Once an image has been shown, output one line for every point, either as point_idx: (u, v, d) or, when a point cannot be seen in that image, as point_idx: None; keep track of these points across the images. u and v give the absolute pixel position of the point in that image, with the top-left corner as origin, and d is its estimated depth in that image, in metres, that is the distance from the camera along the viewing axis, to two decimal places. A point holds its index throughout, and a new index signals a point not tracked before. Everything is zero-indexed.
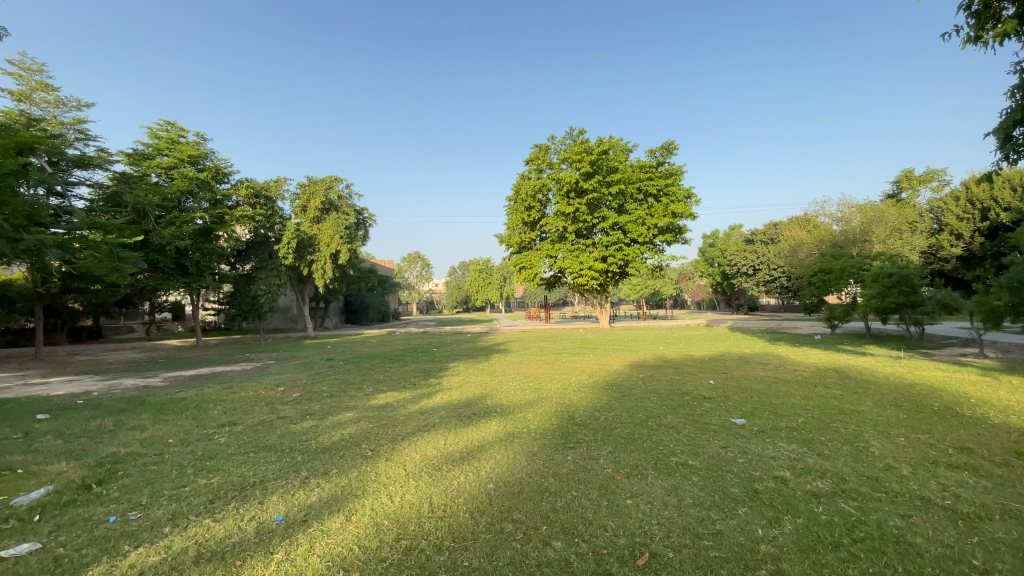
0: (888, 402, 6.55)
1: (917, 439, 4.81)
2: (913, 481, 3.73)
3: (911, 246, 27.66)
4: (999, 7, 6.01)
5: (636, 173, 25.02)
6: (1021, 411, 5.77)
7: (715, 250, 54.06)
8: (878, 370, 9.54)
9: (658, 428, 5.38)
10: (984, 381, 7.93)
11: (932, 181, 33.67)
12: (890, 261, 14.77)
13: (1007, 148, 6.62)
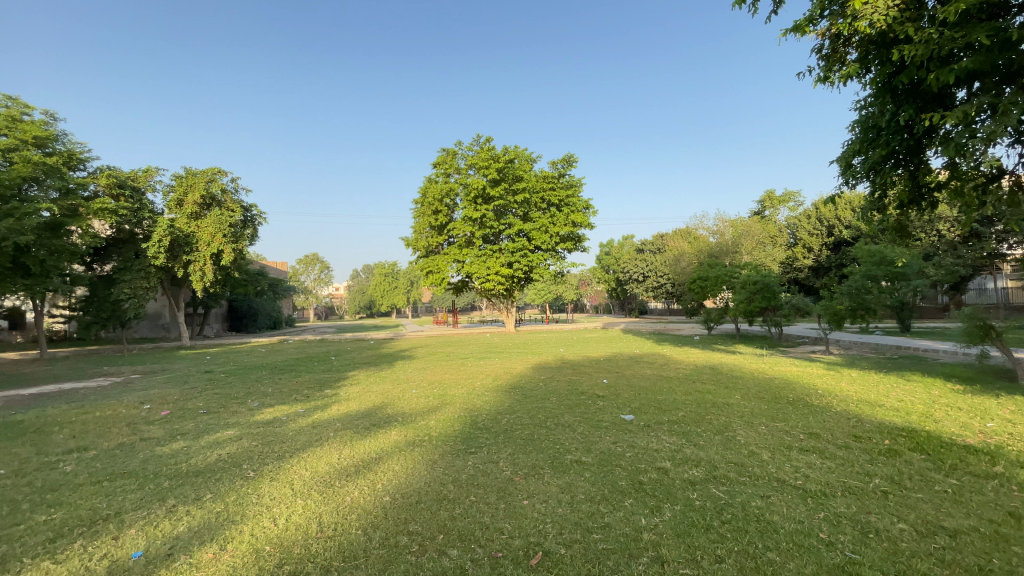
0: (752, 395, 7.41)
1: (775, 427, 5.48)
2: (772, 465, 4.23)
3: (772, 258, 31.67)
4: (843, 52, 7.09)
5: (540, 182, 25.93)
6: (855, 399, 6.84)
7: (612, 258, 57.49)
8: (746, 367, 10.74)
9: (555, 427, 5.57)
10: (828, 374, 9.27)
11: (789, 202, 38.84)
12: (755, 270, 16.77)
13: (846, 174, 7.84)
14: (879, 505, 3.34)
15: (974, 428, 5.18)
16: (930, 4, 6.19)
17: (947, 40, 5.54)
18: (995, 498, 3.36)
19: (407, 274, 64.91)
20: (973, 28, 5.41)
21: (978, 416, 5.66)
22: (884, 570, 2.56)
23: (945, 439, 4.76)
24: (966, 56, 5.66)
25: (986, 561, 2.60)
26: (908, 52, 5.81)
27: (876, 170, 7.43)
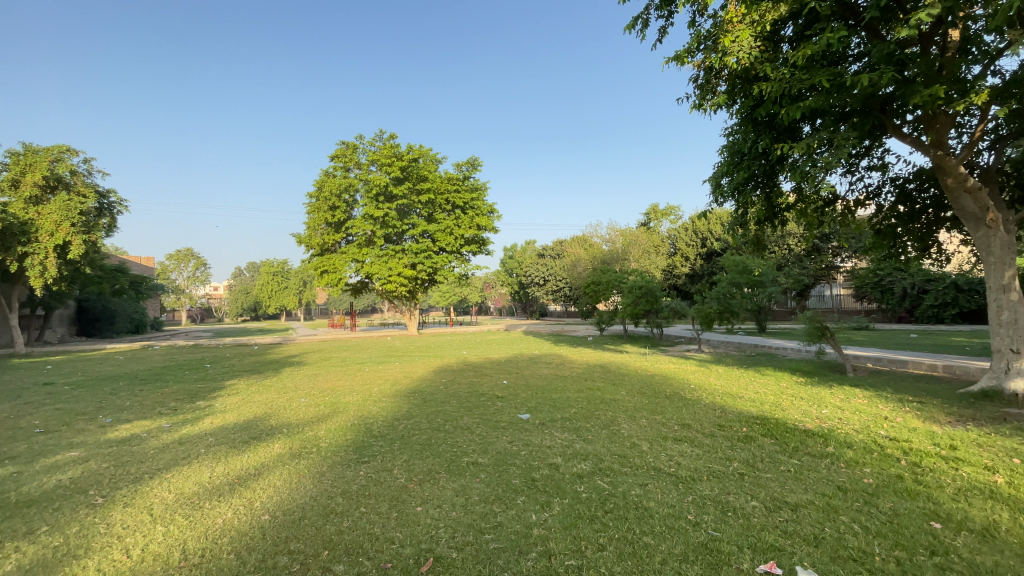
0: (637, 391, 8.03)
1: (654, 420, 6.00)
2: (651, 455, 4.60)
3: (656, 265, 34.61)
4: (714, 83, 7.96)
5: (445, 183, 25.73)
6: (721, 392, 7.71)
7: (515, 262, 58.91)
8: (633, 365, 11.58)
9: (453, 430, 5.55)
10: (700, 370, 10.36)
11: (670, 215, 42.70)
12: (641, 276, 18.21)
13: (717, 191, 8.80)
14: (737, 487, 3.78)
15: (811, 414, 6.10)
16: (782, 49, 7.18)
17: (796, 81, 6.47)
18: (826, 474, 3.98)
19: (300, 274, 60.73)
20: (815, 72, 6.37)
21: (814, 404, 6.66)
22: (740, 544, 2.90)
23: (789, 425, 5.54)
24: (810, 97, 6.66)
25: (818, 528, 3.06)
26: (766, 88, 6.68)
27: (740, 190, 8.45)
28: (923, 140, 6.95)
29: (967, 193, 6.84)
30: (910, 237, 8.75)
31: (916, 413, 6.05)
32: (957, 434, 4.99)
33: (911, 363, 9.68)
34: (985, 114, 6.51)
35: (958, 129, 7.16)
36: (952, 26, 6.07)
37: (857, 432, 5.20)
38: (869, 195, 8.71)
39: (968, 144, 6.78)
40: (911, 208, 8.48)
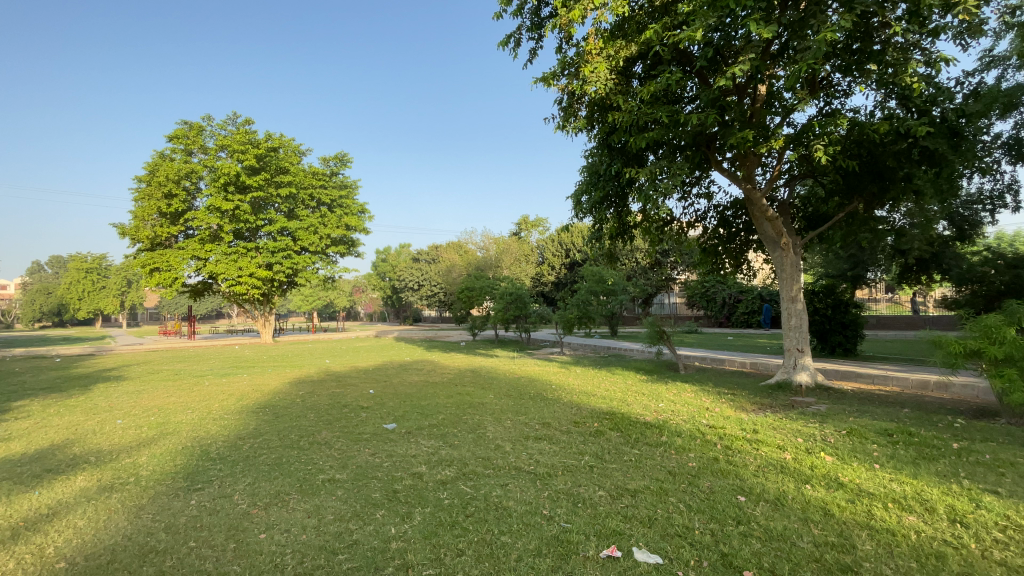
0: (503, 393, 8.31)
1: (517, 421, 6.26)
2: (512, 456, 4.79)
3: (526, 273, 36.21)
4: (576, 107, 8.65)
5: (309, 178, 23.94)
6: (578, 392, 8.33)
7: (387, 265, 56.98)
8: (501, 369, 11.94)
9: (308, 446, 5.15)
10: (562, 372, 11.07)
11: (539, 227, 45.02)
12: (511, 283, 18.93)
13: (577, 207, 9.59)
14: (587, 479, 4.10)
15: (651, 408, 6.90)
16: (633, 83, 8.08)
17: (643, 113, 7.33)
18: (660, 461, 4.52)
19: (124, 272, 51.35)
20: (657, 108, 7.28)
21: (654, 399, 7.54)
22: (587, 532, 3.15)
23: (633, 418, 6.20)
24: (653, 129, 7.59)
25: (652, 510, 3.46)
26: (619, 117, 7.46)
27: (597, 207, 9.30)
28: (738, 174, 8.34)
29: (767, 221, 8.36)
30: (728, 255, 10.41)
31: (730, 403, 7.19)
32: (757, 420, 6.06)
33: (727, 361, 11.51)
34: (780, 157, 8.04)
35: (762, 168, 8.73)
36: (758, 82, 7.40)
37: (686, 422, 6.01)
38: (698, 218, 10.18)
39: (768, 180, 8.31)
40: (729, 231, 10.11)
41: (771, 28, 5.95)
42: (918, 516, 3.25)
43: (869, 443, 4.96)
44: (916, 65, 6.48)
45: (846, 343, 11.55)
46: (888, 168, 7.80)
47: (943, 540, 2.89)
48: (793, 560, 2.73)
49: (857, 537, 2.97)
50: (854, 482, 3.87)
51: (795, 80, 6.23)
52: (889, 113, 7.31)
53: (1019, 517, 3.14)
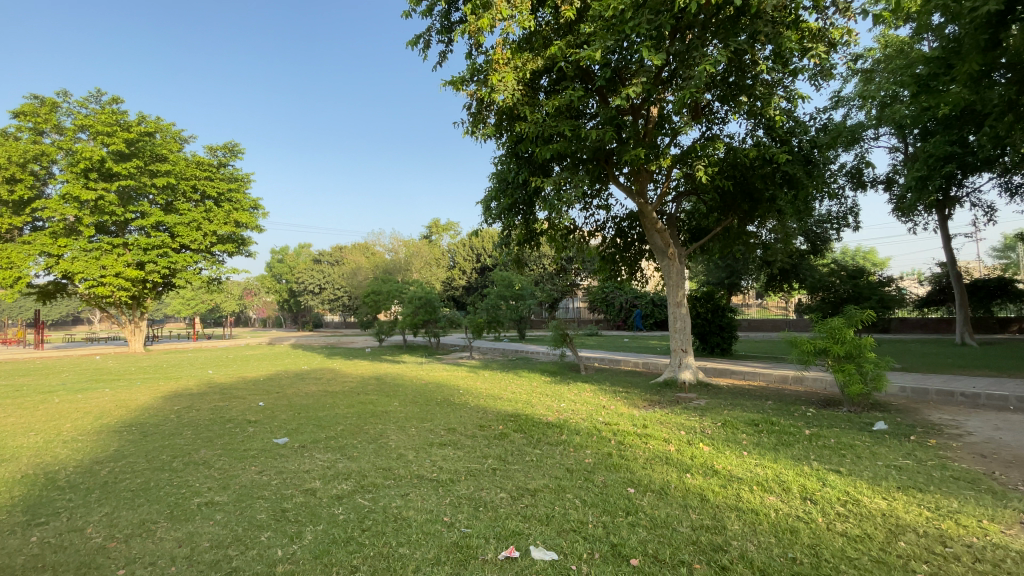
0: (408, 400, 8.11)
1: (421, 428, 6.14)
2: (414, 464, 4.69)
3: (437, 278, 35.63)
4: (484, 114, 8.75)
5: (192, 168, 21.58)
6: (485, 396, 8.38)
7: (284, 267, 53.03)
8: (407, 375, 11.66)
9: (183, 468, 4.62)
10: (469, 376, 11.06)
11: (449, 230, 44.73)
12: (420, 287, 18.58)
13: (486, 213, 9.75)
14: (490, 482, 4.14)
15: (553, 408, 7.16)
16: (539, 96, 8.35)
17: (548, 125, 7.63)
18: (559, 459, 4.70)
19: None
20: (561, 122, 7.62)
21: (557, 399, 7.84)
22: (487, 535, 3.18)
23: (536, 419, 6.39)
24: (557, 141, 7.92)
25: (550, 508, 3.57)
26: (525, 127, 7.69)
27: (505, 213, 9.51)
28: (633, 188, 8.98)
29: (657, 232, 9.11)
30: (625, 263, 11.15)
31: (625, 400, 7.69)
32: (648, 416, 6.54)
33: (623, 362, 12.29)
34: (669, 175, 8.81)
35: (654, 183, 9.49)
36: (651, 105, 8.02)
37: (585, 420, 6.32)
38: (598, 228, 10.78)
39: (659, 195, 9.05)
40: (625, 240, 10.84)
41: (661, 56, 6.50)
42: (777, 495, 3.72)
43: (740, 432, 5.58)
44: (778, 100, 7.45)
45: (723, 343, 12.92)
46: (756, 189, 8.86)
47: (797, 515, 3.33)
48: (675, 545, 2.98)
49: (727, 518, 3.31)
50: (726, 468, 4.33)
51: (681, 105, 6.85)
52: (757, 141, 8.31)
53: (853, 491, 3.72)
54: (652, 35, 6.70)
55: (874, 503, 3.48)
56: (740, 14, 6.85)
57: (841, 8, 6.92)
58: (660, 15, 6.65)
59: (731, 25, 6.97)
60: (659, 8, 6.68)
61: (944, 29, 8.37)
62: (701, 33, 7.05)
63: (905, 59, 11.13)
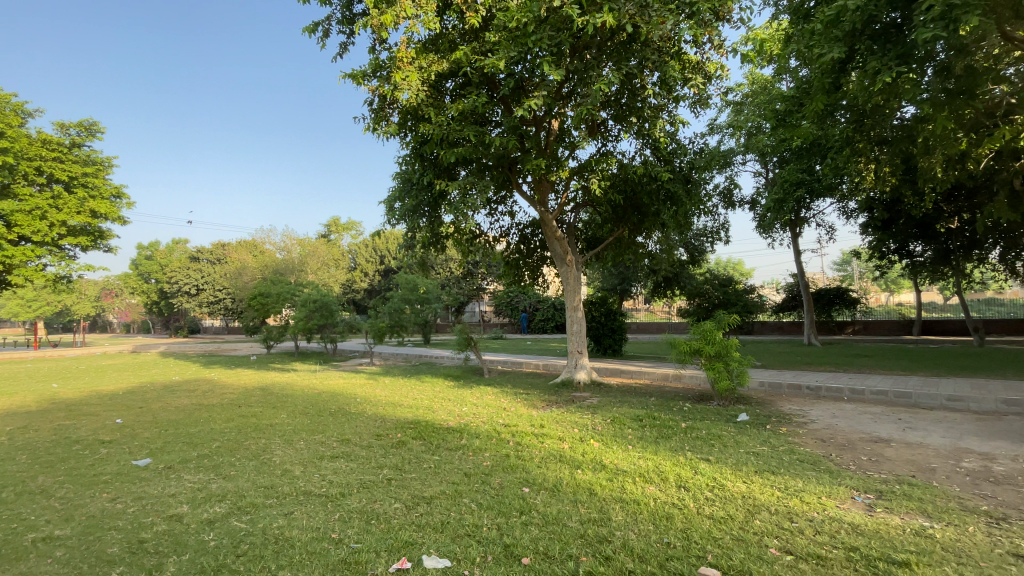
0: (298, 411, 7.55)
1: (312, 440, 5.76)
2: (301, 480, 4.37)
3: (335, 279, 33.15)
4: (387, 111, 8.50)
5: (35, 146, 18.28)
6: (383, 403, 8.07)
7: (153, 264, 45.58)
8: (298, 384, 10.88)
9: (9, 500, 3.87)
10: (367, 383, 10.60)
11: (351, 230, 42.63)
12: (315, 289, 17.45)
13: (389, 213, 9.51)
14: (384, 493, 3.99)
15: (454, 413, 7.12)
16: (444, 98, 8.32)
17: (452, 129, 7.63)
18: (457, 464, 4.68)
19: None
20: (465, 126, 7.65)
21: (458, 404, 7.80)
22: (377, 549, 3.06)
23: (436, 425, 6.30)
24: (461, 146, 7.95)
25: (445, 515, 3.53)
26: (429, 129, 7.61)
27: (408, 215, 9.33)
28: (534, 197, 9.28)
29: (556, 240, 9.50)
30: (527, 268, 11.47)
31: (525, 402, 7.88)
32: (545, 416, 6.77)
33: (524, 364, 12.61)
34: (568, 186, 9.24)
35: (554, 194, 9.89)
36: (552, 117, 8.36)
37: (485, 423, 6.37)
38: (503, 233, 10.99)
39: (558, 205, 9.45)
40: (528, 247, 11.15)
41: (561, 72, 6.81)
42: (656, 485, 4.04)
43: (627, 428, 5.99)
44: (662, 123, 8.17)
45: (616, 345, 13.80)
46: (644, 203, 9.61)
47: (672, 503, 3.65)
48: (564, 540, 3.10)
49: (613, 510, 3.53)
50: (613, 463, 4.62)
51: (578, 120, 7.23)
52: (645, 159, 9.03)
53: (719, 477, 4.17)
54: (552, 51, 7.00)
55: (736, 487, 3.93)
56: (632, 41, 7.42)
57: (715, 46, 7.78)
58: (561, 33, 6.98)
59: (624, 49, 7.51)
60: (560, 26, 7.00)
61: (798, 73, 9.75)
62: (597, 54, 7.50)
63: (767, 96, 12.80)
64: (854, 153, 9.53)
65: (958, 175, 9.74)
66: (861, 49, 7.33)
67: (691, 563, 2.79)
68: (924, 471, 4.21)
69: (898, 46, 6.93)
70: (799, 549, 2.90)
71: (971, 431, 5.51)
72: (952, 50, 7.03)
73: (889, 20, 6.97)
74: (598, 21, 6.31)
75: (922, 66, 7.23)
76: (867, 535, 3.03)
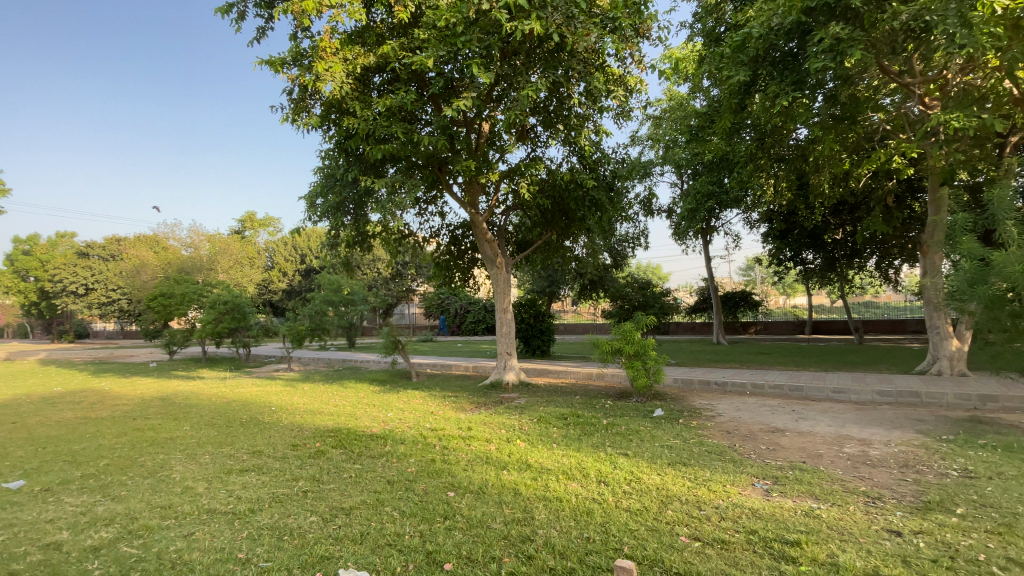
0: (203, 423, 6.93)
1: (219, 454, 5.31)
2: (205, 497, 4.01)
3: (249, 279, 31.17)
4: (308, 103, 8.08)
5: None
6: (300, 411, 7.62)
7: (29, 258, 40.36)
8: (205, 392, 10.00)
9: None
10: (284, 390, 9.97)
11: (268, 226, 39.96)
12: (227, 290, 16.14)
13: (310, 210, 9.05)
14: (299, 506, 3.76)
15: (379, 419, 6.88)
16: (371, 93, 8.05)
17: (379, 125, 7.41)
18: (380, 472, 4.53)
19: None
20: (393, 123, 7.45)
21: (383, 409, 7.56)
22: (290, 566, 2.88)
23: (358, 432, 6.06)
24: (389, 143, 7.73)
25: (365, 525, 3.40)
26: (353, 123, 7.33)
27: (331, 212, 8.93)
28: (464, 198, 9.24)
29: (486, 242, 9.51)
30: (457, 270, 11.38)
31: (452, 405, 7.80)
32: (473, 418, 6.74)
33: (453, 366, 12.51)
34: (497, 189, 9.30)
35: (484, 196, 9.91)
36: (482, 120, 8.38)
37: (411, 428, 6.23)
38: (433, 234, 10.84)
39: (488, 207, 9.48)
40: (458, 249, 11.07)
41: (490, 75, 6.84)
42: (578, 481, 4.17)
43: (553, 427, 6.12)
44: (587, 132, 8.47)
45: (544, 346, 14.07)
46: (570, 208, 9.88)
47: (593, 498, 3.77)
48: (488, 542, 3.10)
49: (536, 509, 3.59)
50: (537, 462, 4.70)
51: (507, 124, 7.31)
52: (571, 165, 9.31)
53: (635, 471, 4.38)
54: (482, 53, 7.02)
55: (652, 479, 4.15)
56: (559, 50, 7.61)
57: (636, 61, 8.19)
58: (490, 36, 7.01)
59: (551, 58, 7.69)
60: (489, 29, 7.03)
61: (710, 92, 10.54)
62: (525, 60, 7.62)
63: (682, 112, 13.72)
64: (757, 169, 10.44)
65: (842, 192, 10.99)
66: (762, 74, 8.05)
67: (609, 556, 2.89)
68: (813, 457, 4.69)
69: (794, 73, 7.69)
70: (705, 535, 3.11)
71: (850, 419, 6.23)
72: (837, 80, 7.92)
73: (786, 50, 7.70)
74: (526, 28, 6.41)
75: (813, 93, 8.06)
76: (765, 518, 3.32)
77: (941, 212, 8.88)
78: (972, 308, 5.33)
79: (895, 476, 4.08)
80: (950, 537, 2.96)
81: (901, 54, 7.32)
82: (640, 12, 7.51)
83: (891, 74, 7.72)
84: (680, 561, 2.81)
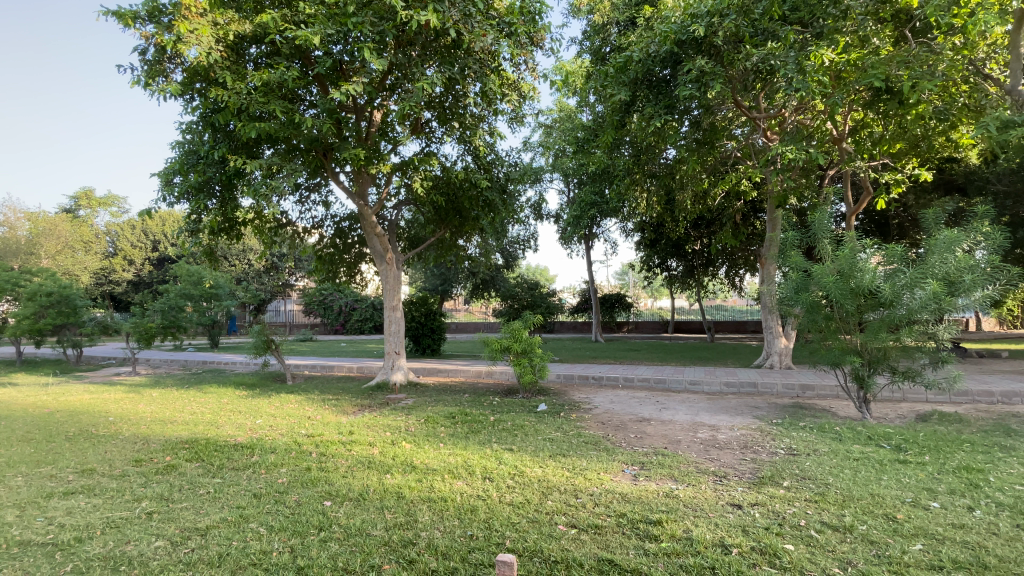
0: (14, 437, 5.68)
1: (36, 474, 4.39)
2: (15, 528, 3.28)
3: (82, 266, 26.32)
4: (167, 65, 7.06)
5: None
6: (148, 421, 6.59)
7: None
8: (17, 402, 8.19)
9: None
10: (127, 396, 8.58)
11: (111, 206, 34.01)
12: (51, 278, 13.45)
13: (165, 188, 7.91)
14: (140, 531, 3.25)
15: (245, 427, 6.23)
16: (246, 65, 7.28)
17: (255, 100, 6.71)
18: (244, 485, 4.09)
19: None
20: (272, 100, 6.79)
21: (251, 416, 6.84)
22: None
23: (220, 443, 5.40)
24: (266, 121, 7.01)
25: (225, 545, 3.04)
26: (221, 94, 6.53)
27: (192, 193, 7.88)
28: (353, 189, 8.76)
29: (376, 236, 9.08)
30: (343, 264, 10.73)
31: (333, 409, 7.31)
32: (355, 421, 6.42)
33: (335, 367, 11.80)
34: (389, 181, 8.93)
35: (375, 187, 9.48)
36: (374, 108, 8.02)
37: (284, 435, 5.74)
38: (316, 225, 10.13)
39: (378, 200, 9.07)
40: (345, 242, 10.45)
41: (384, 61, 6.54)
42: (463, 480, 4.16)
43: (440, 427, 6.05)
44: (482, 132, 8.54)
45: (434, 344, 13.86)
46: (464, 207, 9.83)
47: (477, 495, 3.78)
48: (367, 551, 2.96)
49: (420, 511, 3.51)
50: (423, 463, 4.61)
51: (401, 114, 7.03)
52: (465, 164, 9.29)
53: (519, 465, 4.50)
54: (374, 38, 6.72)
55: (535, 472, 4.30)
56: (456, 47, 7.58)
57: (529, 68, 8.42)
58: (384, 22, 6.73)
59: (447, 54, 7.63)
60: (382, 15, 6.77)
61: (596, 105, 11.28)
62: (421, 52, 7.45)
63: (570, 123, 14.55)
64: (633, 183, 11.37)
65: (702, 208, 12.40)
66: (641, 95, 8.70)
67: (491, 552, 2.93)
68: (673, 442, 5.24)
69: (666, 97, 8.45)
70: (581, 522, 3.28)
71: (705, 408, 7.06)
72: (701, 108, 8.95)
73: (661, 75, 8.43)
74: (423, 18, 6.28)
75: (683, 117, 9.02)
76: (632, 501, 3.62)
77: (777, 229, 10.45)
78: (796, 311, 6.30)
79: (738, 457, 4.71)
80: (779, 506, 3.48)
81: (751, 91, 8.44)
82: (534, 22, 7.74)
83: (743, 108, 8.87)
84: (558, 549, 2.93)
